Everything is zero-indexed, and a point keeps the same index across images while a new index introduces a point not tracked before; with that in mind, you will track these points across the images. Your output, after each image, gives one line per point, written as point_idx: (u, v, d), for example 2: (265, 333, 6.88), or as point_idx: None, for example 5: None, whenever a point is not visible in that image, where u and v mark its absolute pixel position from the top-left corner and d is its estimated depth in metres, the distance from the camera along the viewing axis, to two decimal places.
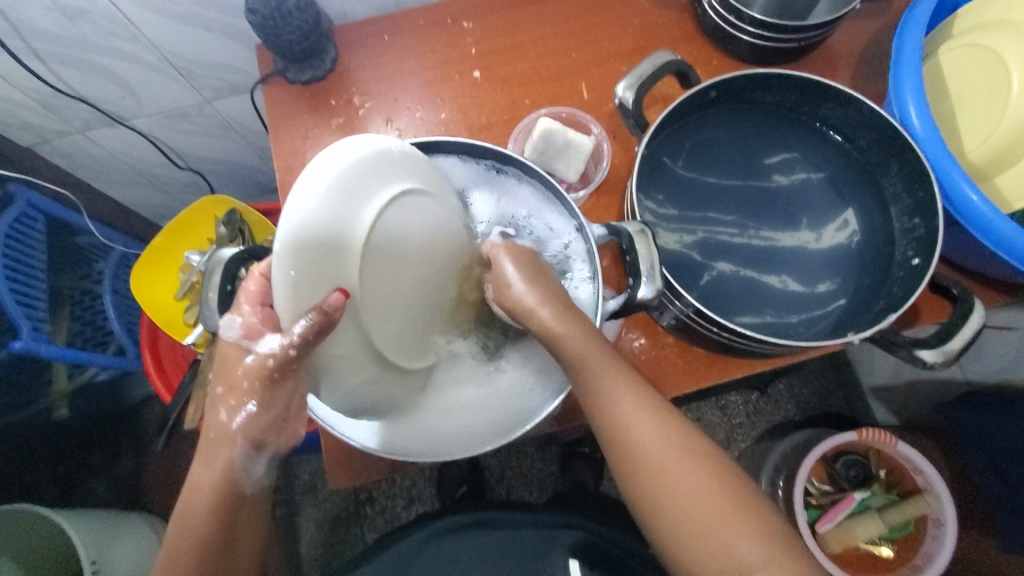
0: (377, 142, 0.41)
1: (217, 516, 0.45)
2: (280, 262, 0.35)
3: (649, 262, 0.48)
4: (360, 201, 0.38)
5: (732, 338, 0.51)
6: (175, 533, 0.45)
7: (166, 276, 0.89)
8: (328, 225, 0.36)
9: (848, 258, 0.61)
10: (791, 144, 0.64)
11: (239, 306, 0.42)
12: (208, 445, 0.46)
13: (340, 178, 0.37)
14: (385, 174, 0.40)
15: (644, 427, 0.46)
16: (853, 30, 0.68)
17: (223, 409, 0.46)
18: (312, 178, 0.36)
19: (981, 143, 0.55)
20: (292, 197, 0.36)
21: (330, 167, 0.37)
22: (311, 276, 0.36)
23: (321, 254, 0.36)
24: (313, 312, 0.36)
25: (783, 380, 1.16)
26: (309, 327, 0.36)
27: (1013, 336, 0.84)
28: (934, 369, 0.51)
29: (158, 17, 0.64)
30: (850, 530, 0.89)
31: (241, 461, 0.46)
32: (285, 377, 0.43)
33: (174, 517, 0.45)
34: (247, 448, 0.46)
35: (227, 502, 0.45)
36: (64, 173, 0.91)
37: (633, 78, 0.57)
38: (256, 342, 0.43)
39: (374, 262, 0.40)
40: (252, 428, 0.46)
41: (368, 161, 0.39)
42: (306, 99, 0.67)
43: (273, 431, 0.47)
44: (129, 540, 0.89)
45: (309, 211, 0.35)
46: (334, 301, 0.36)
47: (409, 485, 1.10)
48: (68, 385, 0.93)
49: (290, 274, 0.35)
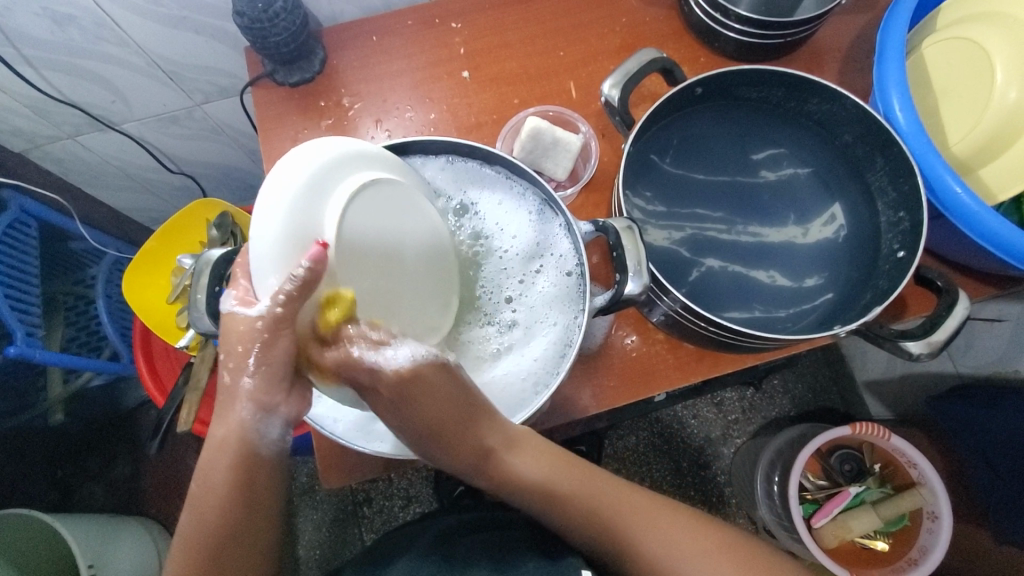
0: (339, 142, 0.41)
1: (237, 474, 0.43)
2: (264, 269, 0.37)
3: (636, 258, 0.48)
4: (326, 201, 0.38)
5: (719, 332, 0.51)
6: (199, 489, 0.43)
7: (159, 280, 0.89)
8: (302, 221, 0.37)
9: (835, 252, 0.62)
10: (778, 140, 0.64)
11: (235, 282, 0.41)
12: (220, 407, 0.43)
13: (308, 179, 0.38)
14: (353, 172, 0.41)
15: (597, 503, 0.49)
16: (838, 25, 0.68)
17: (226, 372, 0.43)
18: (276, 185, 0.37)
19: (965, 135, 0.55)
20: (261, 204, 0.37)
21: (297, 170, 0.38)
22: (287, 264, 0.37)
23: (299, 245, 0.37)
24: (297, 273, 0.36)
25: (778, 375, 1.17)
26: (295, 287, 0.36)
27: (1004, 328, 0.85)
28: (919, 361, 0.51)
29: (147, 21, 0.64)
30: (845, 522, 0.88)
31: (251, 421, 0.42)
32: (281, 335, 0.39)
33: (195, 483, 0.43)
34: (253, 408, 0.42)
35: (243, 463, 0.42)
36: (56, 178, 0.90)
37: (619, 76, 0.57)
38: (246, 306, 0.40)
39: (348, 247, 0.40)
40: (256, 390, 0.42)
41: (328, 163, 0.39)
42: (295, 100, 0.67)
43: (279, 390, 0.42)
44: (125, 545, 0.89)
45: (275, 218, 0.36)
46: (315, 255, 0.37)
47: (406, 485, 1.10)
48: (64, 391, 0.92)
49: (273, 280, 0.37)
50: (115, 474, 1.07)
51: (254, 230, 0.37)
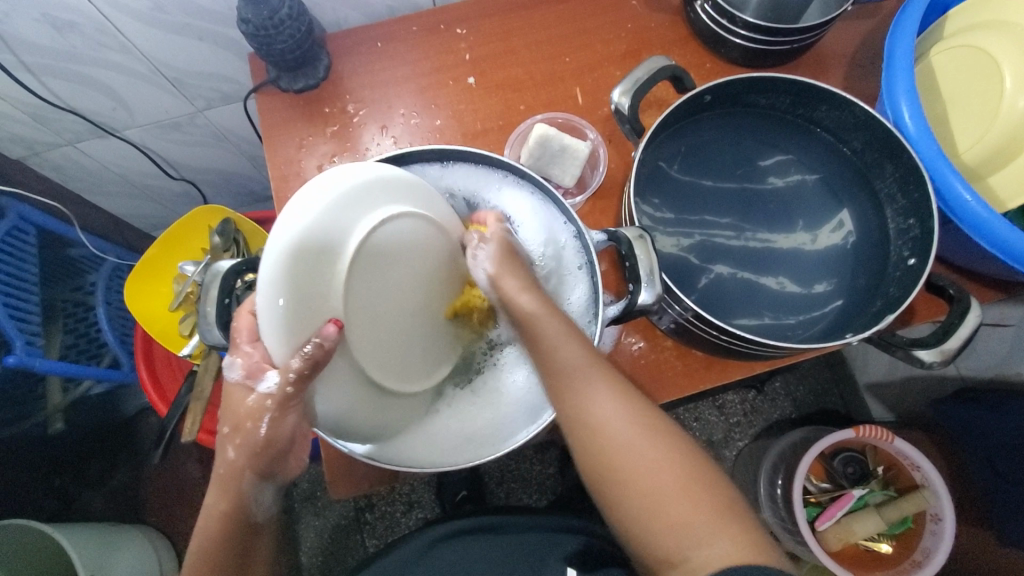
0: (367, 170, 0.41)
1: (231, 543, 0.45)
2: (270, 291, 0.35)
3: (649, 267, 0.48)
4: (350, 220, 0.39)
5: (731, 341, 0.51)
6: (195, 556, 0.45)
7: (161, 287, 0.88)
8: (325, 238, 0.37)
9: (843, 260, 0.62)
10: (785, 147, 0.64)
11: (238, 346, 0.42)
12: (220, 481, 0.46)
13: (336, 200, 0.38)
14: (379, 199, 0.41)
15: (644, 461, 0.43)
16: (843, 31, 0.68)
17: (230, 447, 0.46)
18: (287, 223, 0.36)
19: (976, 142, 0.55)
20: (273, 232, 0.36)
21: (326, 188, 0.38)
22: (301, 296, 0.36)
23: (310, 265, 0.37)
24: (306, 349, 0.37)
25: (780, 377, 1.17)
26: (303, 364, 0.37)
27: (1006, 332, 0.85)
28: (931, 368, 0.52)
29: (148, 27, 0.63)
30: (849, 526, 0.88)
31: (250, 492, 0.46)
32: (284, 413, 0.43)
33: (190, 552, 0.46)
34: (255, 479, 0.46)
35: (239, 535, 0.45)
36: (54, 185, 0.89)
37: (629, 84, 0.57)
38: (257, 382, 0.43)
39: (353, 283, 0.40)
40: (254, 462, 0.46)
41: (353, 191, 0.39)
42: (300, 107, 0.66)
43: (278, 462, 0.47)
44: (126, 556, 0.88)
45: (289, 254, 0.35)
46: (328, 333, 0.37)
47: (408, 491, 1.10)
48: (63, 400, 0.92)
49: (281, 301, 0.36)
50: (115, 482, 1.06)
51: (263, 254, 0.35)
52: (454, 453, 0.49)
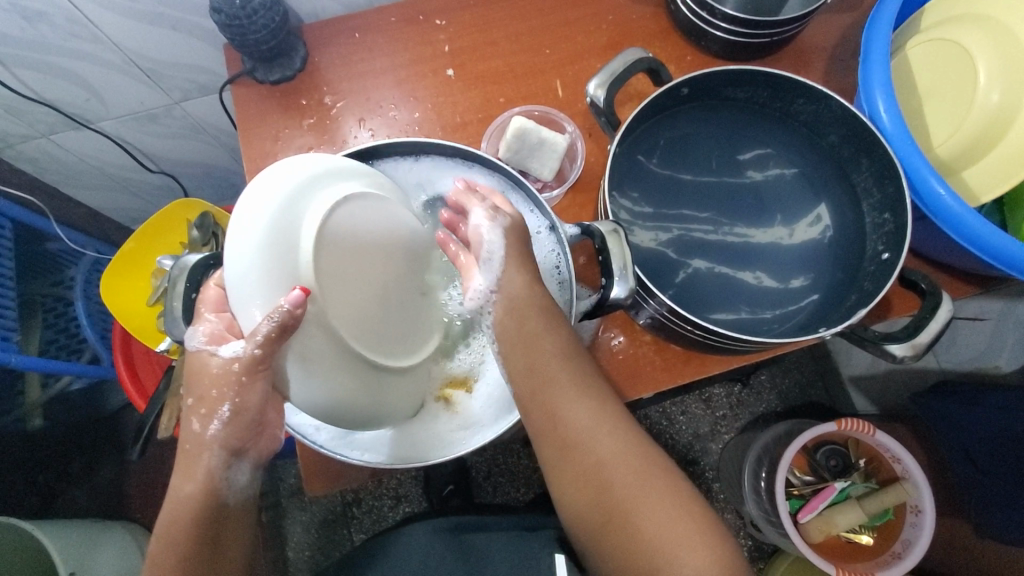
0: (324, 162, 0.43)
1: (200, 529, 0.44)
2: (249, 304, 0.38)
3: (622, 262, 0.48)
4: (310, 201, 0.40)
5: (705, 336, 0.51)
6: (160, 548, 0.44)
7: (139, 282, 0.87)
8: (289, 216, 0.39)
9: (819, 254, 0.62)
10: (763, 140, 0.64)
11: (202, 315, 0.45)
12: (186, 456, 0.45)
13: (300, 181, 0.40)
14: (339, 184, 0.42)
15: (590, 443, 0.46)
16: (824, 24, 0.68)
17: (196, 419, 0.46)
18: (243, 224, 0.38)
19: (949, 137, 0.55)
20: (229, 246, 0.38)
21: (292, 173, 0.40)
22: (270, 265, 0.38)
23: (277, 239, 0.38)
24: (276, 315, 0.37)
25: (765, 371, 1.17)
26: (273, 329, 0.37)
27: (983, 326, 0.87)
28: (903, 363, 0.52)
29: (119, 17, 0.62)
30: (830, 518, 0.88)
31: (219, 470, 0.45)
32: (253, 378, 0.43)
33: (155, 540, 0.45)
34: (224, 455, 0.45)
35: (209, 520, 0.44)
36: (30, 178, 0.88)
37: (605, 76, 0.56)
38: (218, 347, 0.44)
39: (324, 263, 0.40)
40: (228, 437, 0.45)
41: (313, 177, 0.41)
42: (277, 99, 0.65)
43: (249, 438, 0.46)
44: (109, 553, 0.87)
45: (250, 259, 0.38)
46: (295, 298, 0.37)
47: (395, 485, 1.09)
48: (42, 395, 0.92)
49: (256, 308, 0.38)
50: (98, 478, 1.05)
51: (229, 270, 0.38)
52: (455, 437, 0.51)
